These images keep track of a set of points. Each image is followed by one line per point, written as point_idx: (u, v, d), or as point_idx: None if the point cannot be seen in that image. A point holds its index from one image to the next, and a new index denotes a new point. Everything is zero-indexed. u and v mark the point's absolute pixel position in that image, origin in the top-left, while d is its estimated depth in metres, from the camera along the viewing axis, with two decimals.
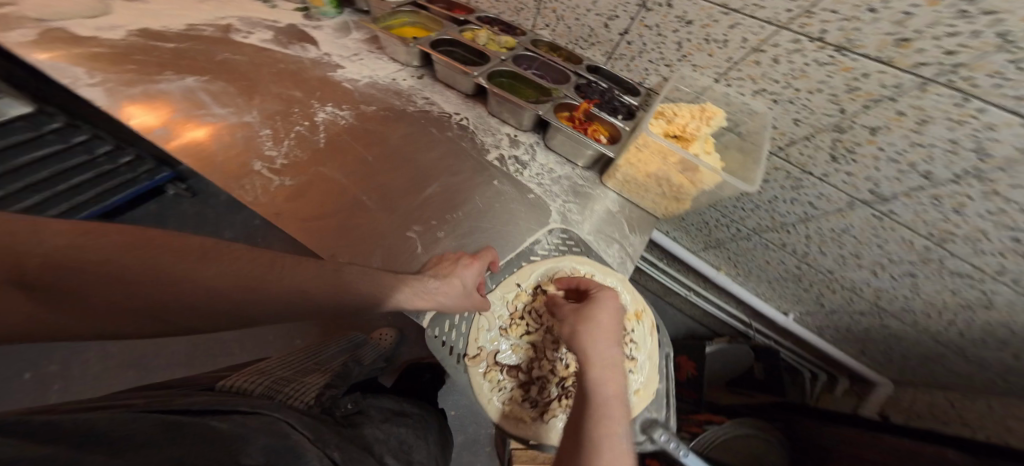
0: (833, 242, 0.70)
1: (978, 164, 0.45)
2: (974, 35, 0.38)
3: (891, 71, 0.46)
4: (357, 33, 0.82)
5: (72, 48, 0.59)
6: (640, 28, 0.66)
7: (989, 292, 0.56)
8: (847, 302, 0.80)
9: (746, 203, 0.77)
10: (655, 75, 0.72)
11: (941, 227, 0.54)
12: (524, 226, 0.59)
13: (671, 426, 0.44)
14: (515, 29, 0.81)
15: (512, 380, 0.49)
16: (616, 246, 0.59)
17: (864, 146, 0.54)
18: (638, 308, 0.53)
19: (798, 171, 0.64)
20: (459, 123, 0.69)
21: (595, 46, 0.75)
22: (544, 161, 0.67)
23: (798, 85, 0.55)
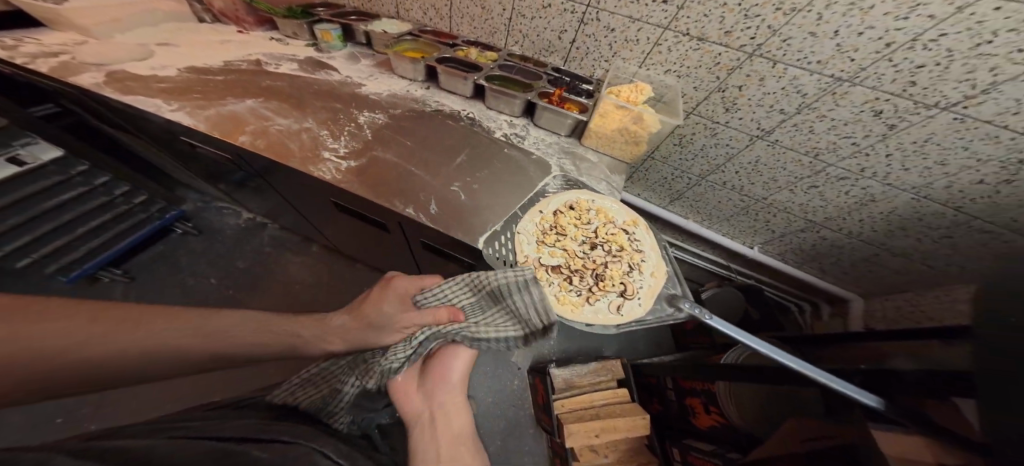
0: (755, 172, 0.99)
1: (801, 99, 0.76)
2: (759, 27, 0.69)
3: (731, 50, 0.75)
4: (365, 60, 1.00)
5: (142, 87, 0.71)
6: (583, 37, 0.91)
7: (866, 188, 0.86)
8: (786, 224, 1.11)
9: (689, 155, 1.06)
10: (599, 68, 0.97)
11: (811, 145, 0.85)
12: (535, 176, 0.78)
13: (687, 295, 0.62)
14: (492, 47, 1.05)
15: (557, 278, 0.63)
16: (604, 183, 0.82)
17: (740, 98, 0.83)
18: (632, 218, 0.74)
19: (711, 123, 0.93)
20: (466, 116, 0.89)
21: (554, 54, 1.00)
22: (537, 135, 0.89)
23: (687, 64, 0.83)
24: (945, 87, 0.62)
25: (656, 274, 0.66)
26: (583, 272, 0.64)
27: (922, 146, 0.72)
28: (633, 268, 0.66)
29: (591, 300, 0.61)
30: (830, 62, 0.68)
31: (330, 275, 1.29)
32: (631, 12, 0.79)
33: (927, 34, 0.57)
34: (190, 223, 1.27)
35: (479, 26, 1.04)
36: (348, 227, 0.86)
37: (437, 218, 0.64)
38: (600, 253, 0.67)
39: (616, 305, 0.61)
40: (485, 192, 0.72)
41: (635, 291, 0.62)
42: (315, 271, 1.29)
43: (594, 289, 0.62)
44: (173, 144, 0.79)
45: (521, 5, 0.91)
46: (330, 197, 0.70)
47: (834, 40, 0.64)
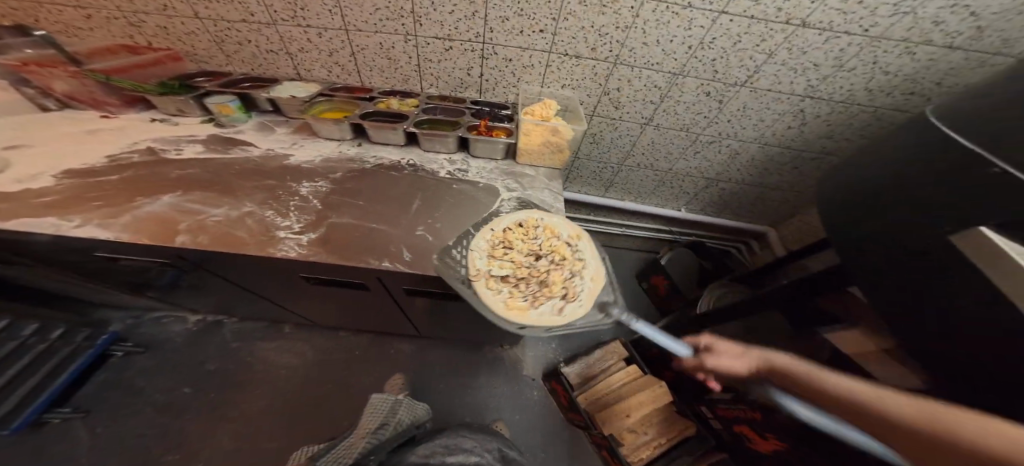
0: (654, 152, 1.22)
1: (659, 90, 1.00)
2: (611, 44, 0.90)
3: (600, 62, 0.96)
4: (281, 129, 0.98)
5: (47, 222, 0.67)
6: (487, 69, 1.04)
7: (730, 145, 1.14)
8: (694, 187, 1.34)
9: (603, 149, 1.23)
10: (510, 94, 1.11)
11: (682, 123, 1.09)
12: (487, 202, 0.88)
13: (620, 301, 0.64)
14: (410, 93, 1.12)
15: (505, 286, 0.68)
16: (548, 191, 0.95)
17: (620, 98, 1.05)
18: (577, 232, 0.82)
19: (609, 120, 1.12)
20: (408, 164, 0.94)
21: (468, 89, 1.11)
22: (477, 165, 0.99)
23: (575, 77, 1.02)
24: (738, 69, 0.90)
25: (601, 277, 0.70)
26: (527, 280, 0.71)
27: (745, 111, 1.01)
28: (575, 274, 0.72)
29: (540, 305, 0.66)
30: (664, 62, 0.92)
31: (301, 354, 1.20)
32: (521, 42, 0.94)
33: (710, 37, 0.84)
34: (130, 342, 1.14)
35: (391, 76, 1.09)
36: (320, 298, 0.85)
37: (414, 262, 0.70)
38: (545, 263, 0.75)
39: (558, 308, 0.65)
40: (450, 227, 0.79)
41: (576, 294, 0.67)
42: (282, 354, 1.20)
43: (538, 296, 0.68)
44: (89, 263, 0.73)
45: (426, 51, 0.99)
46: (297, 273, 0.70)
47: (660, 46, 0.89)
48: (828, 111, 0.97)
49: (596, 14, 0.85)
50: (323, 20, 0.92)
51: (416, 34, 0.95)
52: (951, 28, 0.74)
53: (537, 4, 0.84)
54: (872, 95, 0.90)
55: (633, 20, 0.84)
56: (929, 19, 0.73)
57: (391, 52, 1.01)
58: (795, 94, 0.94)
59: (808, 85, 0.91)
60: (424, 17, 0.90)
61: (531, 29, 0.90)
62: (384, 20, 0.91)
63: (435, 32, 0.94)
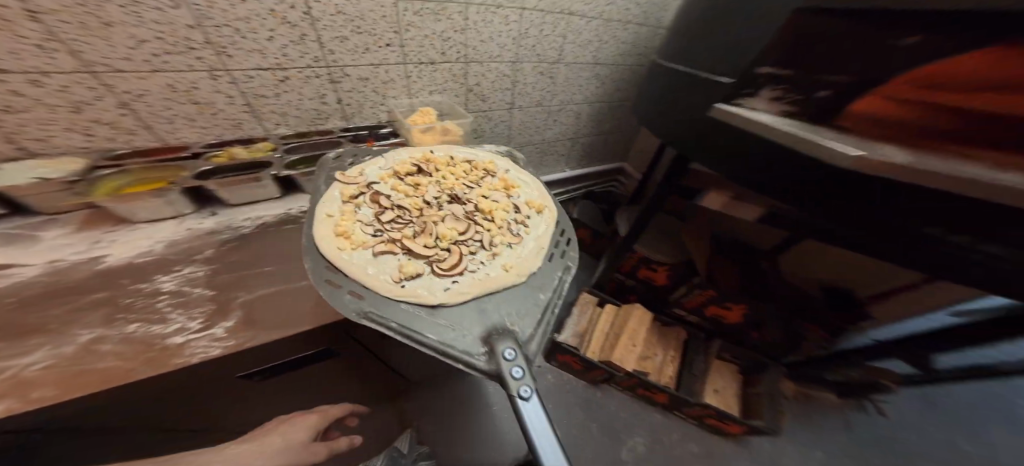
0: (526, 130, 1.40)
1: (507, 78, 1.16)
2: (455, 45, 0.99)
3: (452, 63, 1.03)
4: (48, 230, 0.60)
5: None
6: (345, 92, 0.94)
7: (572, 109, 1.44)
8: (565, 148, 1.62)
9: (487, 140, 1.34)
10: (382, 112, 1.05)
11: (536, 100, 1.30)
12: None
13: (523, 346, 0.41)
14: (250, 140, 0.89)
15: (372, 212, 0.62)
16: None
17: (483, 90, 1.16)
18: (539, 205, 0.70)
19: (481, 113, 1.23)
20: (302, 212, 0.75)
21: (329, 119, 0.98)
22: None
23: (438, 82, 1.06)
24: (551, 49, 1.15)
25: (513, 274, 0.53)
26: (404, 221, 0.62)
27: (571, 80, 1.31)
28: (472, 240, 0.61)
29: (393, 248, 0.55)
30: (503, 54, 1.08)
31: None
32: (371, 59, 0.90)
33: (525, 28, 1.05)
34: None
35: (210, 125, 0.82)
36: (265, 407, 0.60)
37: None
38: (449, 207, 0.67)
39: (403, 270, 0.51)
40: None
41: (457, 266, 0.53)
42: None
43: (393, 242, 0.56)
44: None
45: (252, 86, 0.80)
46: (234, 376, 0.47)
47: (494, 42, 1.04)
48: (614, 70, 1.38)
49: (433, 21, 0.91)
50: (28, 61, 0.57)
51: (226, 70, 0.74)
52: (641, 8, 1.19)
53: (372, 18, 0.82)
54: (628, 56, 1.35)
55: (465, 22, 0.95)
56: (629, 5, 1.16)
57: (197, 96, 0.76)
58: (593, 61, 1.29)
59: (595, 54, 1.26)
60: (231, 48, 0.72)
61: (376, 44, 0.88)
62: (159, 54, 0.66)
63: (256, 62, 0.77)
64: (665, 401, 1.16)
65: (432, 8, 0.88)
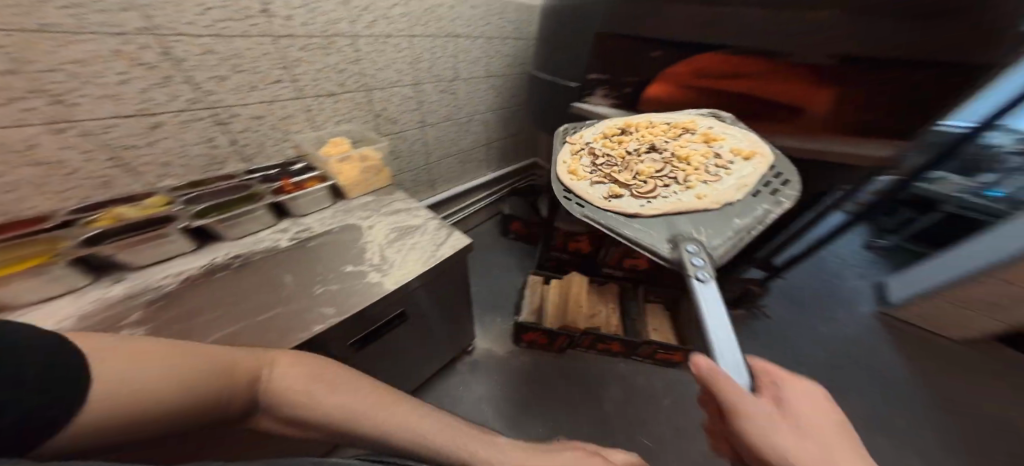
0: (447, 143, 1.39)
1: (412, 99, 1.11)
2: (348, 76, 0.91)
3: (349, 92, 0.94)
4: None
5: (182, 374, 0.34)
6: (240, 132, 0.81)
7: (484, 117, 1.48)
8: (483, 153, 1.66)
9: (410, 157, 1.27)
10: (287, 148, 0.93)
11: (451, 115, 1.30)
12: (358, 229, 0.84)
13: (703, 249, 0.45)
14: (134, 196, 0.73)
15: (589, 156, 0.71)
16: (397, 202, 0.95)
17: (390, 114, 1.07)
18: (752, 149, 0.64)
19: (397, 134, 1.15)
20: (227, 257, 0.73)
21: (227, 163, 0.84)
22: (315, 218, 0.87)
23: (338, 113, 0.96)
24: (449, 69, 1.14)
25: (708, 203, 0.54)
26: (617, 163, 0.68)
27: (477, 92, 1.34)
28: (671, 177, 0.63)
29: (606, 179, 0.63)
30: (403, 79, 1.03)
31: None
32: (260, 97, 0.79)
33: (418, 53, 1.01)
34: None
35: (68, 187, 0.66)
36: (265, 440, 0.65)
37: (341, 306, 0.65)
38: (655, 154, 0.70)
39: (615, 193, 0.58)
40: (349, 261, 0.76)
41: (653, 193, 0.58)
42: None
43: (601, 175, 0.64)
44: None
45: (114, 137, 0.65)
46: None
47: (391, 69, 0.98)
48: (515, 77, 1.46)
49: (322, 56, 0.83)
50: None
51: (70, 121, 0.59)
52: (515, 23, 1.25)
53: (252, 57, 0.73)
54: (525, 63, 1.44)
55: (358, 53, 0.89)
56: (506, 21, 1.21)
57: (39, 155, 0.60)
58: (494, 72, 1.34)
59: (487, 68, 1.29)
60: (71, 96, 0.57)
61: (264, 82, 0.78)
62: None
63: (113, 109, 0.62)
64: (620, 349, 1.39)
65: (320, 43, 0.80)
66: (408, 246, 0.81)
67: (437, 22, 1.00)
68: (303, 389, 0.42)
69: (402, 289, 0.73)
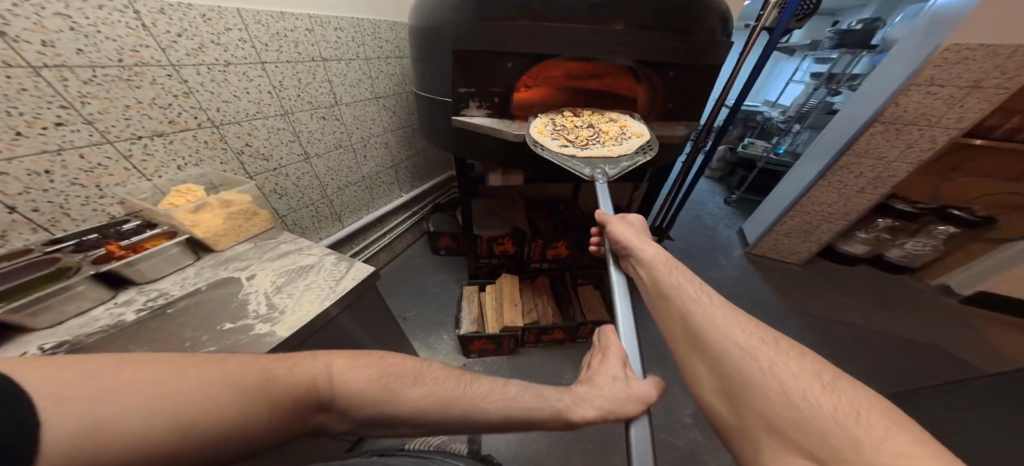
0: (342, 172, 1.28)
1: (284, 130, 0.99)
2: (184, 110, 0.76)
3: (189, 130, 0.78)
4: None
5: (201, 408, 0.30)
6: (16, 196, 0.60)
7: (382, 139, 1.41)
8: (391, 177, 1.59)
9: (297, 195, 1.13)
10: (109, 205, 0.73)
11: (340, 141, 1.20)
12: (235, 283, 0.74)
13: (604, 173, 0.70)
14: None
15: (541, 122, 0.90)
16: (283, 244, 0.87)
17: (254, 149, 0.93)
18: (641, 130, 0.87)
19: (272, 171, 1.01)
20: (41, 349, 0.56)
21: (9, 234, 0.62)
22: (170, 282, 0.73)
23: (181, 156, 0.79)
24: (322, 94, 1.06)
25: (615, 154, 0.78)
26: (560, 128, 0.89)
27: (366, 115, 1.26)
28: (595, 138, 0.85)
29: (552, 136, 0.83)
30: (264, 109, 0.91)
31: None
32: (39, 145, 0.59)
33: (278, 80, 0.92)
34: None
35: None
36: None
37: None
38: (587, 125, 0.93)
39: (556, 145, 0.80)
40: (227, 318, 0.67)
41: (581, 146, 0.81)
42: None
43: (547, 133, 0.85)
44: None
45: None
46: None
47: (244, 99, 0.86)
48: (405, 95, 1.42)
49: (131, 90, 0.67)
50: None
51: None
52: (393, 42, 1.25)
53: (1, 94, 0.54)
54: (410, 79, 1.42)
55: (186, 86, 0.74)
56: (380, 43, 1.19)
57: None
58: (380, 93, 1.29)
59: (371, 89, 1.23)
60: None
61: (33, 127, 0.58)
62: None
63: None
64: (564, 335, 1.48)
65: (119, 75, 0.65)
66: (301, 287, 0.75)
67: (294, 47, 0.91)
68: (363, 397, 0.40)
69: (295, 335, 0.65)
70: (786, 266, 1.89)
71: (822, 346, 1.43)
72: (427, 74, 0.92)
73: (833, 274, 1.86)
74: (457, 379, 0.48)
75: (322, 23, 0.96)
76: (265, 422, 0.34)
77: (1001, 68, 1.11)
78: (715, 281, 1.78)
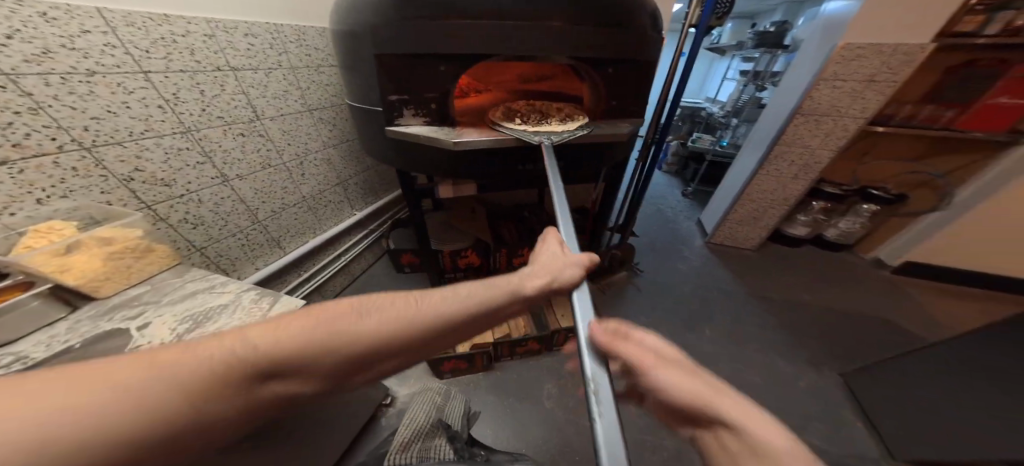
0: (276, 194, 1.14)
1: (189, 150, 0.86)
2: (39, 131, 0.63)
3: (49, 154, 0.65)
4: None
5: (86, 424, 0.23)
6: None
7: (322, 155, 1.29)
8: (340, 195, 1.47)
9: (218, 224, 0.99)
10: None
11: (268, 160, 1.07)
12: (122, 334, 0.61)
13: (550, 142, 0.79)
14: None
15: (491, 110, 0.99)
16: (189, 284, 0.74)
17: (150, 173, 0.80)
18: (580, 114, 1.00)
19: (179, 198, 0.87)
20: None
21: None
22: (29, 343, 0.57)
23: (41, 187, 0.65)
24: (236, 108, 0.94)
25: (559, 130, 0.87)
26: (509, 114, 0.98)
27: (297, 129, 1.15)
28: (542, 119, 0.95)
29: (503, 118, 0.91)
30: (156, 126, 0.78)
31: None
32: None
33: (173, 92, 0.80)
34: None
35: None
36: None
37: None
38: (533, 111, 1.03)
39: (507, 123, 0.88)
40: None
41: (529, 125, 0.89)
42: None
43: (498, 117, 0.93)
44: None
45: None
46: None
47: (126, 116, 0.73)
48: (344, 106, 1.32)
49: None
50: None
51: None
52: (322, 50, 1.16)
53: None
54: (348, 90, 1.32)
55: (33, 100, 0.61)
56: (306, 51, 1.10)
57: None
58: (313, 105, 1.18)
59: (301, 101, 1.12)
60: None
61: None
62: None
63: None
64: (539, 345, 1.40)
65: None
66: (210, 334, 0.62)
67: (189, 55, 0.80)
68: (317, 349, 0.34)
69: None
70: (742, 252, 1.99)
71: (783, 328, 1.49)
72: (353, 83, 0.84)
73: (784, 257, 1.98)
74: (413, 298, 0.44)
75: (228, 28, 0.86)
76: (199, 407, 0.27)
77: (888, 63, 1.25)
78: (682, 273, 1.82)
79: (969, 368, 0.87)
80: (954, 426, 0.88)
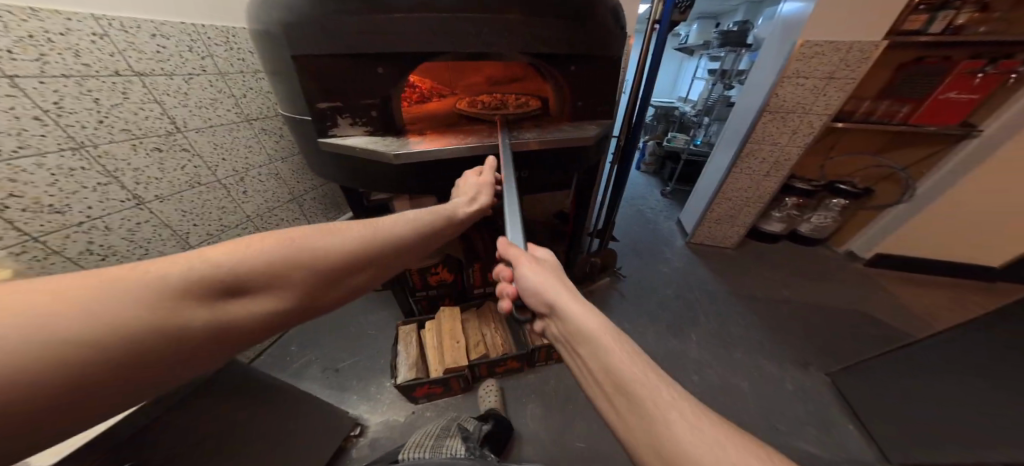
0: (210, 215, 1.02)
1: (85, 168, 0.73)
2: None
3: None
4: None
5: (74, 328, 0.24)
6: None
7: (266, 168, 1.17)
8: (294, 212, 1.33)
9: (133, 253, 0.86)
10: None
11: (196, 176, 0.95)
12: None
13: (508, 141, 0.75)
14: None
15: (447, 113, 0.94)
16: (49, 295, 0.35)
17: (31, 198, 0.67)
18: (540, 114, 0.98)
19: (74, 226, 0.74)
20: None
21: None
22: None
23: None
24: (148, 119, 0.82)
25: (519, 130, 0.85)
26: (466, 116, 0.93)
27: (232, 141, 1.03)
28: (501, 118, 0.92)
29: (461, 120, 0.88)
30: (36, 142, 0.66)
31: None
32: None
33: (54, 101, 0.67)
34: None
35: None
36: None
37: None
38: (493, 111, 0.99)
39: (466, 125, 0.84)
40: None
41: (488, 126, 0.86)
42: None
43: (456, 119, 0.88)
44: None
45: None
46: None
47: None
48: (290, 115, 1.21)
49: None
50: None
51: None
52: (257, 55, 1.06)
53: None
54: None
55: None
56: (236, 55, 1.00)
57: None
58: (251, 115, 1.07)
59: (233, 109, 1.01)
60: None
61: None
62: None
63: None
64: (520, 363, 1.31)
65: None
66: None
67: (78, 58, 0.69)
68: (288, 261, 0.38)
69: None
70: (722, 251, 1.98)
71: (766, 327, 1.47)
72: (281, 88, 0.74)
73: (762, 254, 1.99)
74: (365, 223, 0.48)
75: (126, 27, 0.75)
76: (175, 311, 0.29)
77: (846, 60, 1.26)
78: (664, 276, 1.79)
79: (955, 366, 0.86)
80: (936, 424, 0.88)
